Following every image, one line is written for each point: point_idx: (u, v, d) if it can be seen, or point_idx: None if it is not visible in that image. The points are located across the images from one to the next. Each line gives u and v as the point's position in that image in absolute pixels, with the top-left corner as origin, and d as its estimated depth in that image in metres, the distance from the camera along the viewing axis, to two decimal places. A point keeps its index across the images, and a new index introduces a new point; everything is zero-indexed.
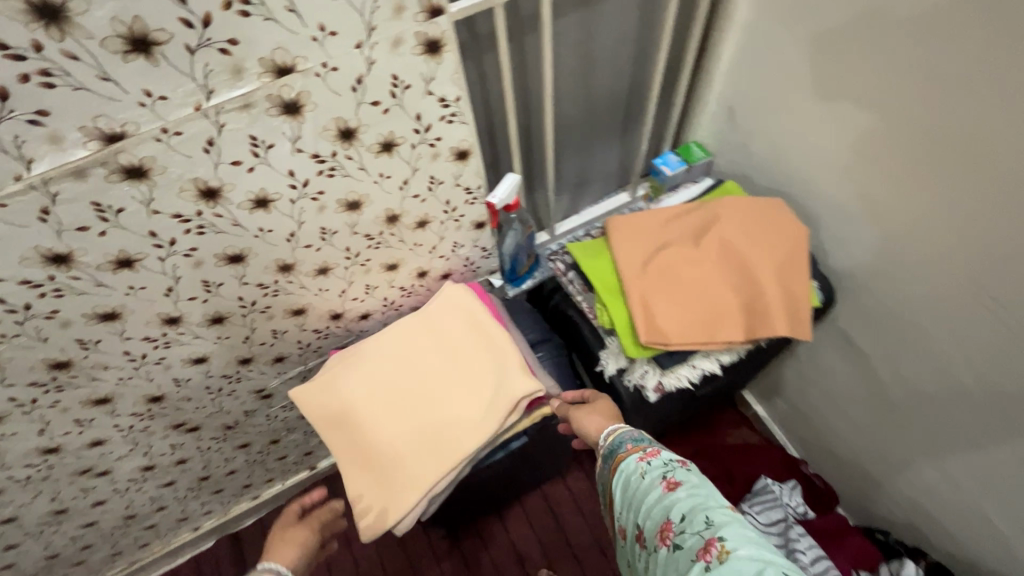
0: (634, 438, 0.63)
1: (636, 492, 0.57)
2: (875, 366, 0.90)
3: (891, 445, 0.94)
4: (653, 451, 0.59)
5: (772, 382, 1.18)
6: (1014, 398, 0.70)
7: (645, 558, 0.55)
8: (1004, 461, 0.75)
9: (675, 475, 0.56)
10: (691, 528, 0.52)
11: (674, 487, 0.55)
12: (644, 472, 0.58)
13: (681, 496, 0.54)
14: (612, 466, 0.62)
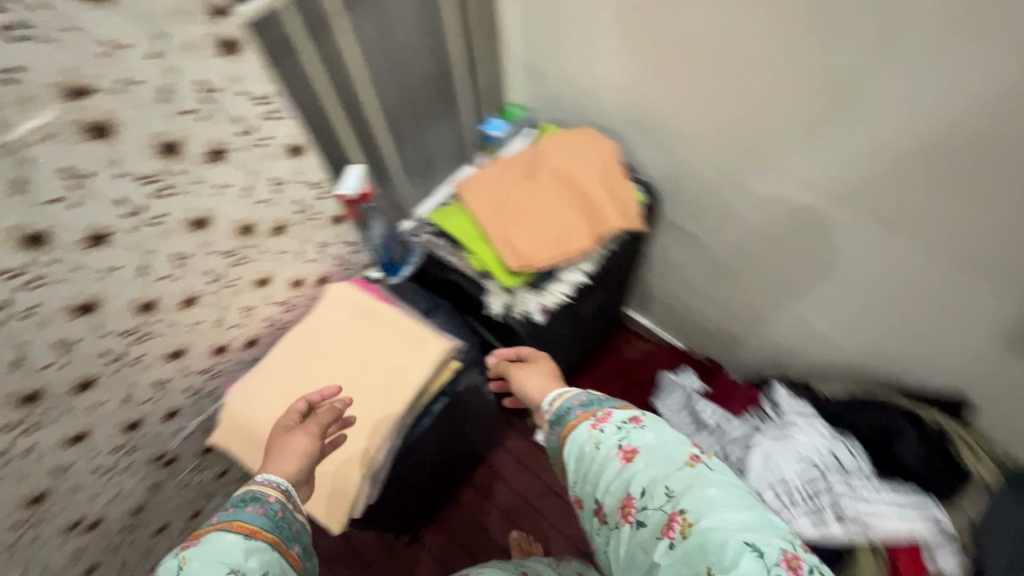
0: (581, 403, 0.63)
1: (594, 462, 0.58)
2: (700, 242, 1.09)
3: (733, 301, 1.14)
4: (604, 417, 0.60)
5: (644, 290, 1.36)
6: (779, 226, 0.92)
7: (606, 530, 0.58)
8: (797, 277, 0.97)
9: (629, 443, 0.57)
10: (653, 503, 0.54)
11: (631, 459, 0.56)
12: (599, 441, 0.59)
13: (640, 468, 0.56)
14: (562, 428, 0.63)
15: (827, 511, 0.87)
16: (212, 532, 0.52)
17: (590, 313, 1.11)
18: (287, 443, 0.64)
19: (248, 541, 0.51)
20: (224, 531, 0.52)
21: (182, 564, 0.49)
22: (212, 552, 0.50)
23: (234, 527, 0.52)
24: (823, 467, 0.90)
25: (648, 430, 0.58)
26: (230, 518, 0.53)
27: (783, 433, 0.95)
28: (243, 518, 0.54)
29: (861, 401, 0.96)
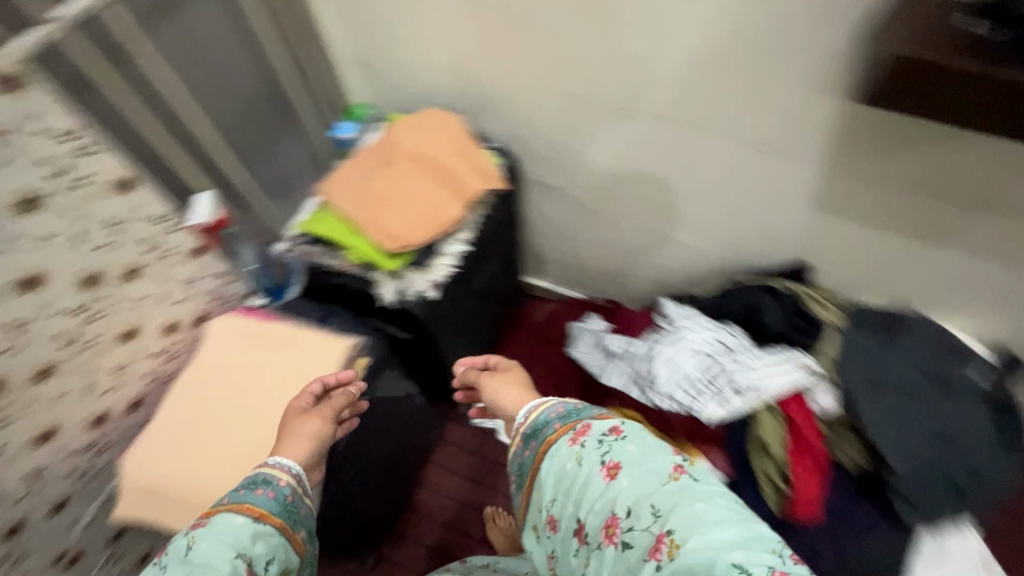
0: (560, 418, 0.67)
1: (577, 477, 0.61)
2: (566, 193, 1.17)
3: (608, 239, 1.25)
4: (583, 431, 0.64)
5: (532, 253, 1.44)
6: (623, 156, 1.02)
7: (587, 552, 0.60)
8: (652, 199, 1.08)
9: (611, 458, 0.61)
10: (639, 523, 0.56)
11: (614, 476, 0.59)
12: (581, 456, 0.62)
13: (623, 485, 0.59)
14: (541, 442, 0.67)
15: (727, 388, 0.99)
16: (221, 514, 0.55)
17: (484, 283, 1.15)
18: (299, 425, 0.68)
19: (259, 523, 0.55)
20: (234, 513, 0.55)
21: (192, 543, 0.52)
22: (220, 532, 0.53)
23: (245, 509, 0.56)
24: (713, 352, 1.02)
25: (629, 444, 0.61)
26: (241, 501, 0.57)
27: (675, 336, 1.07)
28: (255, 501, 0.57)
29: (726, 290, 1.10)
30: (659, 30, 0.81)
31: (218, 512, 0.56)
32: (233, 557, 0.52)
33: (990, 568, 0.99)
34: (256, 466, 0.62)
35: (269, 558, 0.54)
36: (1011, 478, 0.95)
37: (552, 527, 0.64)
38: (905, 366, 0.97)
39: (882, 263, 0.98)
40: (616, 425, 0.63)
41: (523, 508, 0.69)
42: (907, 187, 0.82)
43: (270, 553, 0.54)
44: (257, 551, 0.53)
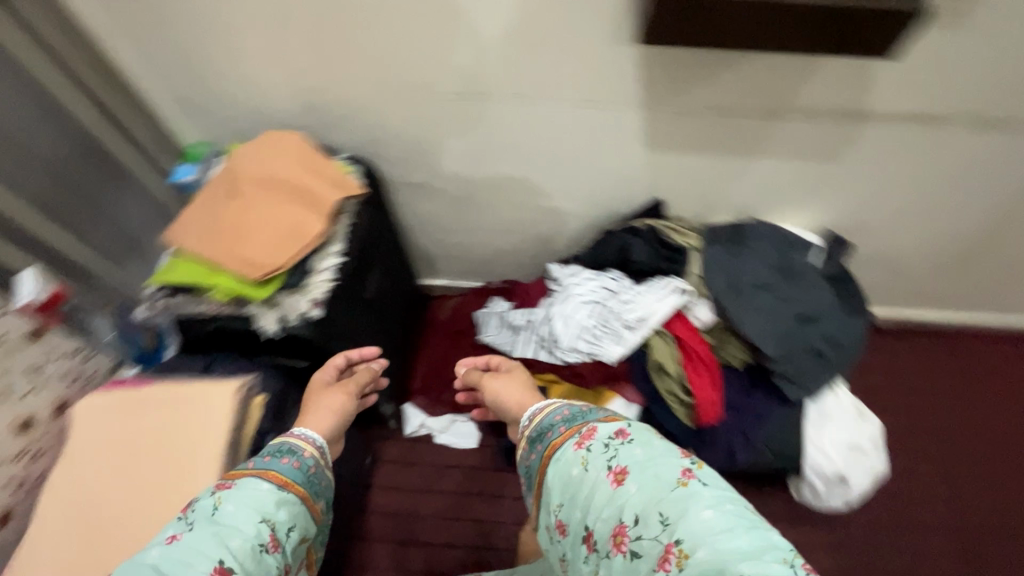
0: (566, 422, 0.74)
1: (585, 483, 0.66)
2: (433, 187, 1.20)
3: (486, 222, 1.30)
4: (590, 436, 0.69)
5: (422, 253, 1.46)
6: (472, 141, 1.07)
7: (596, 559, 0.63)
8: (513, 175, 1.14)
9: (617, 464, 0.65)
10: (648, 531, 0.59)
11: (620, 481, 0.63)
12: (587, 459, 0.67)
13: (629, 492, 0.62)
14: (550, 444, 0.73)
15: (619, 326, 1.08)
16: (251, 477, 0.66)
17: (372, 293, 1.15)
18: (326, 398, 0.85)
19: (283, 491, 0.66)
20: (262, 477, 0.66)
21: (221, 503, 0.62)
22: (245, 497, 0.63)
23: (270, 477, 0.66)
24: (600, 299, 1.11)
25: (636, 449, 0.65)
26: (270, 468, 0.68)
27: (564, 293, 1.14)
28: (280, 468, 0.68)
29: (598, 239, 1.18)
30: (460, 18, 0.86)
31: (246, 476, 0.66)
32: (260, 520, 0.61)
33: (865, 417, 1.14)
34: (283, 436, 0.74)
35: (290, 523, 0.64)
36: (856, 332, 1.13)
37: (561, 531, 0.68)
38: (755, 264, 1.10)
39: (715, 181, 1.10)
40: (621, 430, 0.68)
41: (536, 510, 0.74)
42: (710, 112, 0.94)
43: (291, 516, 0.64)
44: (280, 513, 0.64)
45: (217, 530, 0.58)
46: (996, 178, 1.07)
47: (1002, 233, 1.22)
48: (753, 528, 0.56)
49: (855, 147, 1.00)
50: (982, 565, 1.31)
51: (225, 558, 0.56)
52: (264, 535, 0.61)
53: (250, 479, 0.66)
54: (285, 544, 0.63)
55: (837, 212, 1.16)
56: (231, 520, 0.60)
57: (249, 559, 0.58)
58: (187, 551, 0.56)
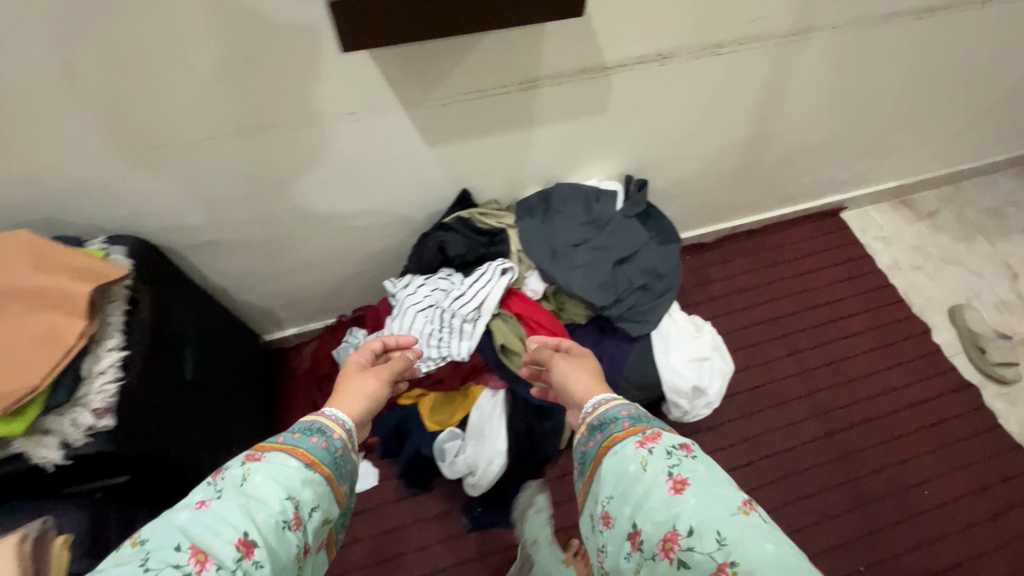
0: (630, 420, 0.75)
1: (640, 481, 0.67)
2: (225, 242, 1.12)
3: (302, 259, 1.24)
4: (653, 437, 0.70)
5: (256, 308, 1.36)
6: (242, 184, 1.01)
7: (639, 557, 0.65)
8: (303, 206, 1.10)
9: (678, 474, 0.66)
10: (701, 545, 0.60)
11: (678, 491, 0.64)
12: (647, 461, 0.68)
13: (687, 503, 0.63)
14: (609, 436, 0.74)
15: (459, 322, 1.08)
16: (279, 454, 0.69)
17: (192, 372, 1.04)
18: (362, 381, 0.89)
19: (308, 470, 0.70)
20: (288, 455, 0.70)
21: (249, 474, 0.66)
22: (269, 472, 0.67)
23: (297, 454, 0.71)
24: (434, 302, 1.10)
25: (697, 465, 0.67)
26: (295, 446, 0.72)
27: (400, 308, 1.11)
28: (307, 448, 0.72)
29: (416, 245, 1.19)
30: (161, 65, 0.81)
31: (274, 450, 0.70)
32: (284, 498, 0.65)
33: (701, 329, 1.27)
34: (315, 415, 0.77)
35: (312, 499, 0.69)
36: (671, 259, 1.23)
37: (606, 522, 0.70)
38: (568, 224, 1.16)
39: (508, 160, 1.14)
40: (686, 444, 0.69)
41: (583, 498, 0.76)
42: (471, 96, 0.96)
43: (313, 496, 0.69)
44: (302, 491, 0.68)
45: (245, 502, 0.63)
46: (741, 94, 1.21)
47: (767, 138, 1.39)
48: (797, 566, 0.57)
49: (615, 96, 1.07)
50: (832, 419, 1.52)
51: (250, 530, 0.61)
52: (288, 512, 0.65)
53: (277, 454, 0.70)
54: (306, 522, 0.67)
55: (628, 157, 1.25)
56: (257, 494, 0.64)
57: (272, 533, 0.63)
58: (218, 519, 0.61)
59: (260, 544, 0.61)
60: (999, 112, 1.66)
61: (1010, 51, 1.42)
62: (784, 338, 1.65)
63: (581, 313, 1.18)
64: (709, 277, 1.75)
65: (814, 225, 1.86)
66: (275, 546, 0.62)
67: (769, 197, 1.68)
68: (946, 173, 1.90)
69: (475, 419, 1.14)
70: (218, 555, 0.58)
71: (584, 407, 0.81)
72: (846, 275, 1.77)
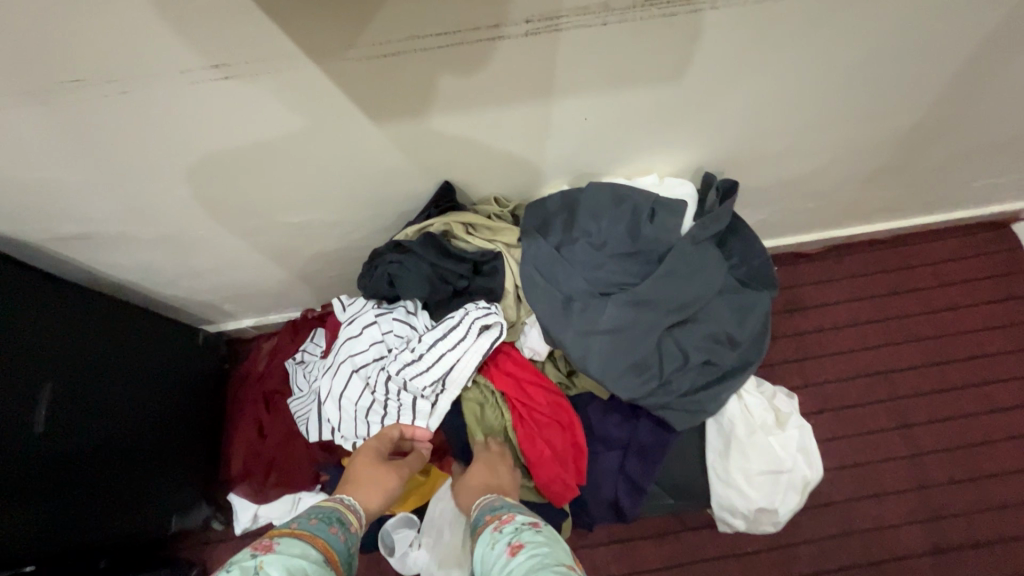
0: (492, 511, 0.61)
1: (483, 558, 0.52)
2: (108, 233, 0.81)
3: (228, 255, 0.91)
4: (506, 516, 0.57)
5: (192, 302, 1.07)
6: (98, 163, 0.68)
7: None
8: (204, 193, 0.76)
9: (517, 538, 0.52)
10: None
11: (512, 551, 0.50)
12: (495, 535, 0.54)
13: (517, 560, 0.49)
14: (483, 518, 0.60)
15: (411, 397, 0.75)
16: (296, 540, 0.50)
17: (48, 420, 0.77)
18: (375, 477, 0.68)
19: (329, 565, 0.50)
20: (307, 543, 0.50)
21: (262, 566, 0.45)
22: (286, 560, 0.47)
23: (316, 543, 0.51)
24: (382, 357, 0.76)
25: (542, 531, 0.52)
26: (313, 533, 0.52)
27: (338, 356, 0.79)
28: (328, 536, 0.53)
29: (370, 257, 0.82)
30: None
31: (287, 537, 0.50)
32: None
33: (785, 421, 0.84)
34: (333, 500, 0.59)
35: None
36: (757, 318, 0.78)
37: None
38: (596, 257, 0.75)
39: (514, 147, 0.72)
40: (539, 520, 0.55)
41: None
42: (435, 41, 0.55)
43: None
44: None
45: None
46: (932, 46, 0.69)
47: (951, 121, 0.85)
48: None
49: (700, 48, 0.61)
50: (945, 529, 1.09)
51: None
52: None
53: (290, 542, 0.50)
54: None
55: (712, 145, 0.78)
56: None
57: None
58: None
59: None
60: None
61: None
62: (899, 403, 1.18)
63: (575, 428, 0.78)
64: (802, 299, 1.27)
65: (971, 239, 1.30)
66: None
67: (915, 203, 1.16)
68: None
69: (433, 513, 0.84)
70: None
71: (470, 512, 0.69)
72: (1007, 318, 1.24)
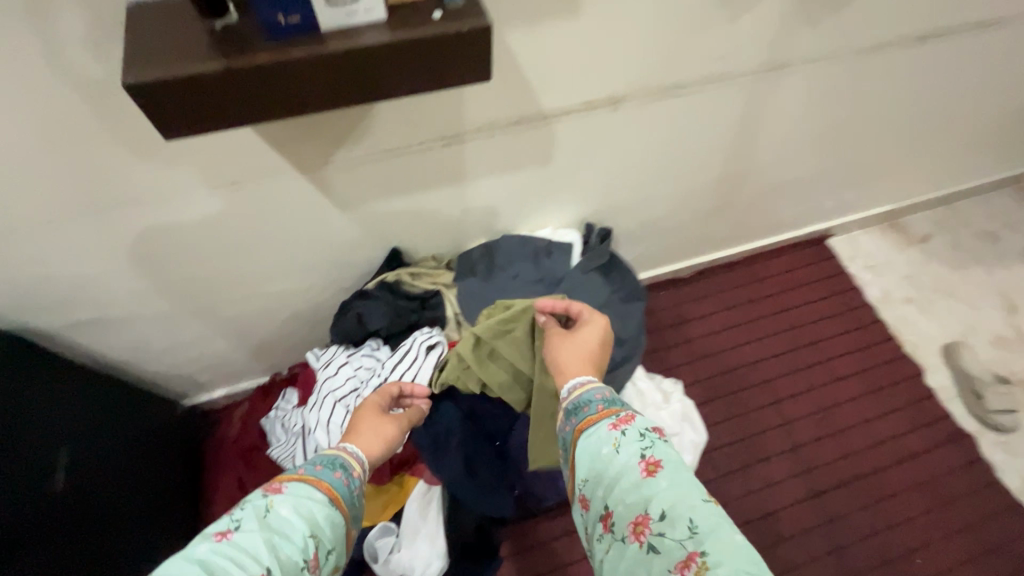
0: (605, 402, 0.67)
1: (613, 465, 0.60)
2: (117, 317, 0.99)
3: (214, 327, 1.10)
4: (625, 419, 0.64)
5: (174, 377, 1.22)
6: (122, 259, 0.89)
7: (609, 540, 0.58)
8: (201, 275, 0.97)
9: (651, 455, 0.59)
10: (672, 532, 0.54)
11: (651, 471, 0.58)
12: (620, 441, 0.62)
13: (661, 485, 0.57)
14: (593, 411, 0.66)
15: None
16: (303, 482, 0.59)
17: (66, 479, 0.89)
18: (378, 427, 0.72)
19: (332, 506, 0.58)
20: (312, 487, 0.58)
21: (273, 506, 0.55)
22: (293, 501, 0.56)
23: (320, 487, 0.59)
24: (356, 386, 0.97)
25: (670, 449, 0.60)
26: (317, 479, 0.60)
27: (319, 392, 0.99)
28: (331, 481, 0.60)
29: (337, 312, 1.05)
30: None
31: (295, 480, 0.59)
32: (308, 536, 0.54)
33: (670, 397, 1.12)
34: (338, 447, 0.65)
35: (331, 543, 0.56)
36: (635, 320, 1.08)
37: (581, 506, 0.64)
38: (515, 286, 1.02)
39: (442, 217, 0.99)
40: (661, 430, 0.63)
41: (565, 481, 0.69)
42: (379, 154, 0.83)
43: (335, 538, 0.57)
44: (329, 534, 0.56)
45: (268, 538, 0.52)
46: (709, 132, 1.05)
47: (743, 174, 1.23)
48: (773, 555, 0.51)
49: (558, 144, 0.93)
50: (816, 477, 1.39)
51: (272, 568, 0.51)
52: (309, 553, 0.54)
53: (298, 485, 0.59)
54: (324, 567, 0.55)
55: (584, 204, 1.10)
56: (282, 528, 0.53)
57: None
58: (239, 552, 0.50)
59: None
60: (996, 135, 1.53)
61: (1010, 70, 1.28)
62: (767, 384, 1.51)
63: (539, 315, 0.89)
64: (685, 315, 1.60)
65: (801, 255, 1.71)
66: None
67: (749, 231, 1.54)
68: (942, 196, 1.75)
69: (411, 513, 1.00)
70: None
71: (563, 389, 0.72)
72: (833, 310, 1.64)
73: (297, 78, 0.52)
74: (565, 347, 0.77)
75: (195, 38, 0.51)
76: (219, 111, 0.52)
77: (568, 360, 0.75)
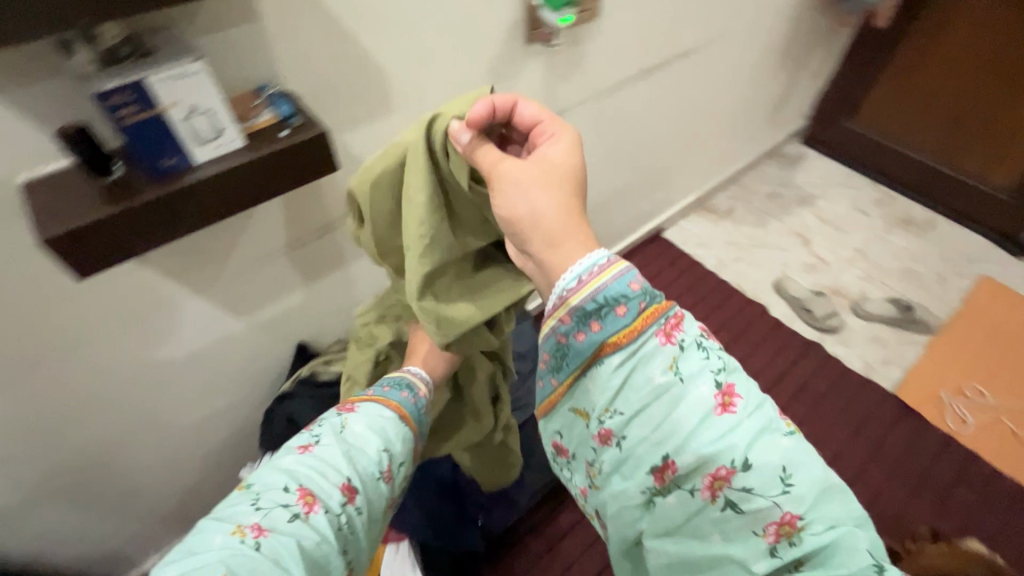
0: (647, 295, 0.55)
1: (676, 402, 0.53)
2: (31, 508, 0.96)
3: (140, 482, 1.09)
4: (675, 324, 0.55)
5: (100, 558, 1.15)
6: (34, 444, 0.88)
7: (668, 487, 0.54)
8: (118, 431, 0.98)
9: (726, 386, 0.54)
10: (760, 487, 0.51)
11: (727, 410, 0.53)
12: (679, 362, 0.54)
13: (742, 423, 0.52)
14: (627, 318, 0.54)
15: None
16: (374, 405, 0.77)
17: None
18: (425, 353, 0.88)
19: (399, 423, 0.78)
20: (383, 406, 0.78)
21: (348, 424, 0.74)
22: (365, 418, 0.75)
23: (388, 406, 0.78)
24: None
25: (737, 376, 0.55)
26: (390, 399, 0.79)
27: None
28: (399, 402, 0.80)
29: (265, 420, 1.11)
30: None
31: (368, 403, 0.78)
32: (380, 449, 0.73)
33: None
34: (403, 370, 0.84)
35: (399, 454, 0.76)
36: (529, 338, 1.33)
37: (603, 442, 0.56)
38: None
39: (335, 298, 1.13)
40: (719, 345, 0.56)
41: (555, 395, 0.60)
42: (266, 259, 0.95)
43: (402, 451, 0.76)
44: (397, 445, 0.76)
45: (347, 449, 0.71)
46: None
47: None
48: (848, 491, 0.54)
49: None
50: None
51: (351, 476, 0.69)
52: (382, 463, 0.73)
53: (370, 406, 0.78)
54: (394, 473, 0.75)
55: None
56: (357, 444, 0.72)
57: (367, 481, 0.71)
58: (324, 461, 0.69)
59: (360, 490, 0.69)
60: (740, 124, 2.02)
61: (725, 79, 1.74)
62: None
63: (466, 173, 0.66)
64: None
65: (645, 253, 2.06)
66: (370, 495, 0.71)
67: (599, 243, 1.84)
68: (727, 176, 2.23)
69: None
70: (323, 497, 0.66)
71: (562, 281, 0.56)
72: (685, 284, 1.98)
73: (207, 204, 0.68)
74: (532, 185, 0.58)
75: (91, 196, 0.63)
76: (144, 241, 0.65)
77: (550, 203, 0.58)
